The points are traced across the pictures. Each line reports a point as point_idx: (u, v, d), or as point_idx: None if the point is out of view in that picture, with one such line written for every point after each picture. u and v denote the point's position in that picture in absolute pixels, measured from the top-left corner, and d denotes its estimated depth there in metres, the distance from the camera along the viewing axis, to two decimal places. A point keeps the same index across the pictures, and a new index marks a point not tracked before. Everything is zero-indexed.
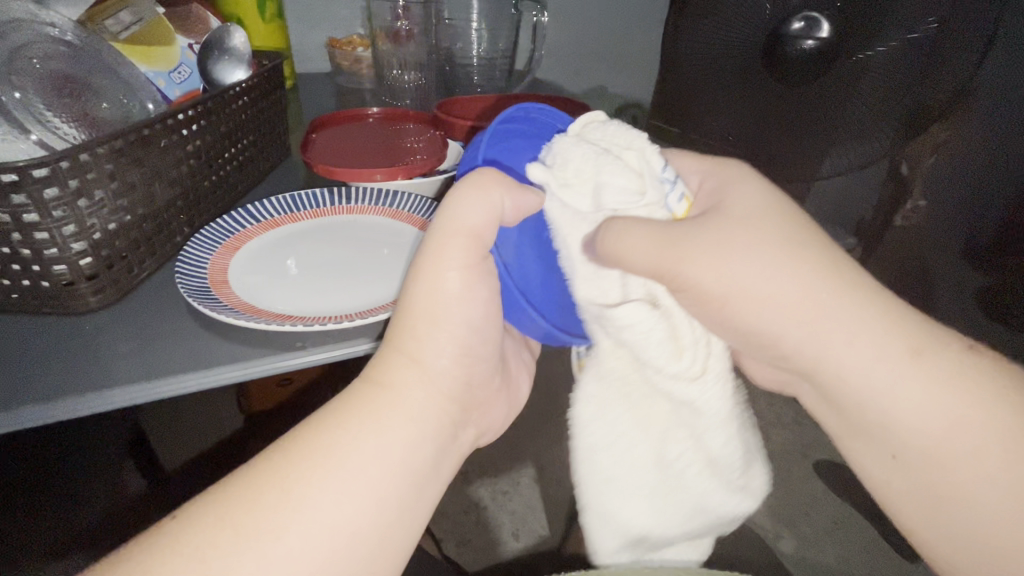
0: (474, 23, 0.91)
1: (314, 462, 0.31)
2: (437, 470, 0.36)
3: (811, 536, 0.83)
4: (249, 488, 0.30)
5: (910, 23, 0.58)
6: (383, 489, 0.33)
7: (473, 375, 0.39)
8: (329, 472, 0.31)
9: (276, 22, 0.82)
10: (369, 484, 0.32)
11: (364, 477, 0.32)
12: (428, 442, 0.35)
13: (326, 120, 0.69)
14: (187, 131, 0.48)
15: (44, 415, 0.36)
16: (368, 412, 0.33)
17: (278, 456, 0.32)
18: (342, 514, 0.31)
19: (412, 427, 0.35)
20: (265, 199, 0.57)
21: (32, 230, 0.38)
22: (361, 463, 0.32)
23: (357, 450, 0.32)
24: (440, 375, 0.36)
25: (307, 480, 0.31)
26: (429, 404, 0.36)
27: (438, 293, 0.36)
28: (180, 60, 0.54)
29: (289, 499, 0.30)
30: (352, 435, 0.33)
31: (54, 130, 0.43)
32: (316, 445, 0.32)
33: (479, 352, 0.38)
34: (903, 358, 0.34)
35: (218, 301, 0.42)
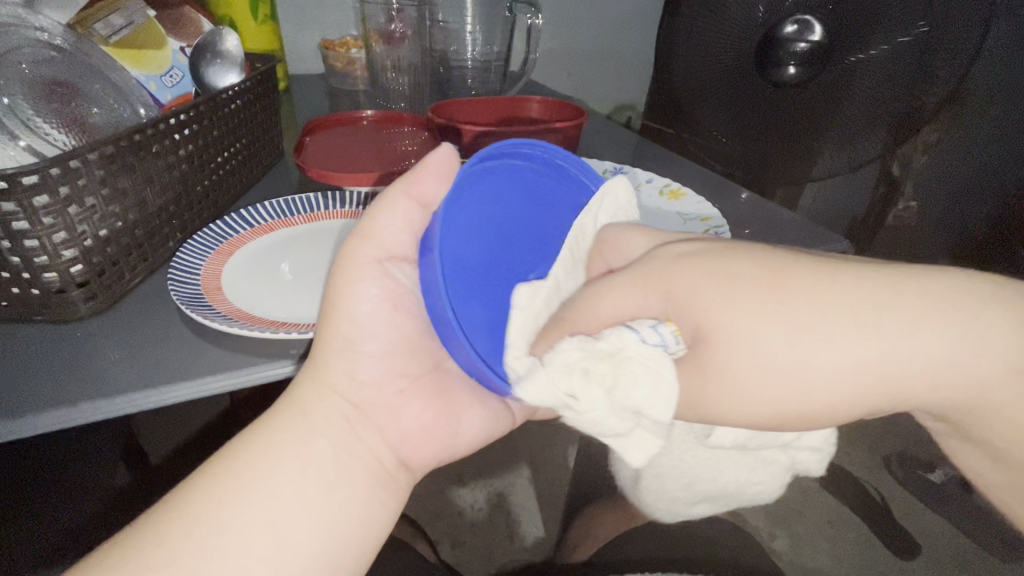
0: (469, 25, 0.91)
1: (222, 471, 0.33)
2: (346, 471, 0.35)
3: (805, 535, 0.83)
4: (171, 504, 0.32)
5: (899, 26, 0.58)
6: (284, 489, 0.33)
7: (368, 374, 0.37)
8: (232, 481, 0.32)
9: (269, 23, 0.81)
10: (269, 487, 0.32)
11: (258, 480, 0.33)
12: (322, 443, 0.34)
13: (320, 123, 0.69)
14: (179, 136, 0.48)
15: (30, 426, 0.35)
16: (272, 420, 0.35)
17: (199, 472, 0.33)
18: (244, 518, 0.31)
19: (302, 431, 0.34)
20: (260, 203, 0.56)
21: (22, 237, 0.37)
22: (256, 470, 0.33)
23: (262, 458, 0.33)
24: (331, 375, 0.36)
25: (215, 493, 0.32)
26: (322, 404, 0.35)
27: (329, 299, 0.36)
28: (172, 64, 0.53)
29: (190, 509, 0.32)
30: (247, 444, 0.34)
31: (44, 136, 0.42)
32: (228, 455, 0.34)
33: (377, 348, 0.37)
34: (1006, 366, 0.28)
35: (210, 308, 0.42)
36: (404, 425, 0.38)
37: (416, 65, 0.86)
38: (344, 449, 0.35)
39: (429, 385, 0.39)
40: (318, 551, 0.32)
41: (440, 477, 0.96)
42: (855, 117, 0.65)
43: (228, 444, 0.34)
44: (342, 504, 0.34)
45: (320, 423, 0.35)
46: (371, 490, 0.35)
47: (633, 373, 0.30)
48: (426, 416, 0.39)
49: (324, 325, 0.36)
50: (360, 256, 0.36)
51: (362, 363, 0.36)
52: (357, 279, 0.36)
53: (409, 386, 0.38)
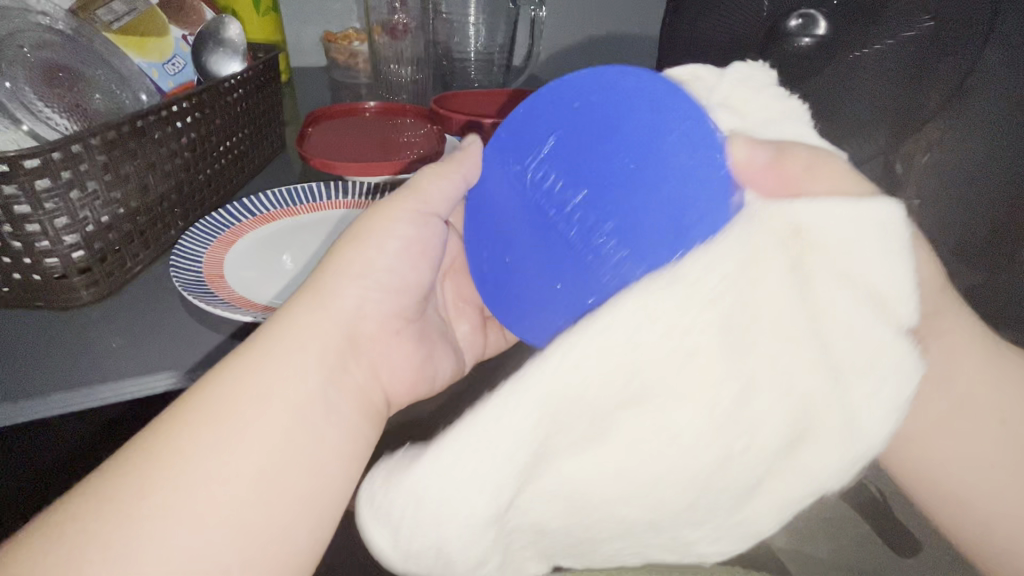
0: (471, 17, 0.90)
1: (207, 410, 0.30)
2: (341, 408, 0.34)
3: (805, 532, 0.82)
4: (145, 449, 0.29)
5: (905, 20, 0.58)
6: (273, 426, 0.31)
7: (371, 308, 0.37)
8: (219, 421, 0.30)
9: (271, 15, 0.81)
10: (261, 428, 0.31)
11: (249, 422, 0.31)
12: (318, 387, 0.33)
13: (321, 114, 0.69)
14: (182, 123, 0.48)
15: (35, 408, 0.35)
16: (267, 354, 0.33)
17: (177, 413, 0.31)
18: (233, 459, 0.30)
19: (299, 368, 0.33)
20: (261, 193, 0.56)
21: (23, 222, 0.37)
22: (243, 408, 0.31)
23: (257, 391, 0.31)
24: (336, 304, 0.35)
25: (198, 434, 0.30)
26: (322, 337, 0.34)
27: (363, 228, 0.38)
28: (174, 51, 0.53)
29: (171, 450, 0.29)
30: (236, 381, 0.32)
31: (46, 120, 0.42)
32: (214, 396, 0.31)
33: (380, 283, 0.37)
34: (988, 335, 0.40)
35: (213, 295, 0.42)
36: (393, 366, 0.38)
37: (418, 57, 0.86)
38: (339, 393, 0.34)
39: (414, 335, 0.40)
40: (310, 494, 0.31)
41: None
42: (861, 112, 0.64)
43: (218, 374, 0.32)
44: (331, 448, 0.33)
45: (312, 355, 0.33)
46: (367, 430, 0.35)
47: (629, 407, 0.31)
48: (406, 357, 0.39)
49: (348, 247, 0.37)
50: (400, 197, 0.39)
51: (359, 298, 0.36)
52: (387, 209, 0.38)
53: (402, 327, 0.39)
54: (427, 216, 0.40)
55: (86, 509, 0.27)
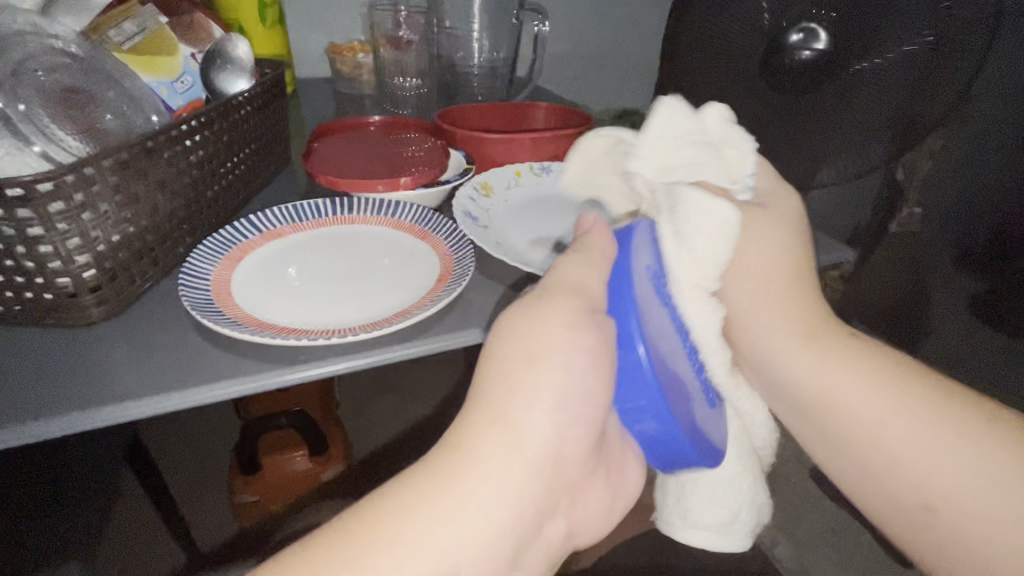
0: (475, 33, 0.91)
1: (389, 543, 0.31)
2: (511, 552, 0.34)
3: (806, 541, 0.82)
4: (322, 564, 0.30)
5: (906, 35, 0.58)
6: (446, 565, 0.32)
7: (570, 449, 0.35)
8: (401, 553, 0.31)
9: (277, 28, 0.82)
10: (437, 568, 0.31)
11: (432, 545, 0.32)
12: (506, 526, 0.33)
13: (326, 129, 0.70)
14: (191, 142, 0.48)
15: (44, 429, 0.36)
16: (446, 486, 0.33)
17: (353, 538, 0.31)
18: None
19: (490, 503, 0.33)
20: (267, 209, 0.57)
21: (37, 243, 0.38)
22: (422, 542, 0.32)
23: (442, 528, 0.32)
24: (529, 443, 0.34)
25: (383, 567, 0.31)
26: (512, 474, 0.33)
27: (534, 341, 0.35)
28: (183, 70, 0.54)
29: (357, 553, 0.31)
30: (413, 517, 0.32)
31: (59, 143, 0.42)
32: (391, 527, 0.32)
33: (581, 414, 0.35)
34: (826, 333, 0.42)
35: (221, 313, 0.43)
36: (585, 502, 0.39)
37: (421, 69, 0.87)
38: (523, 538, 0.34)
39: (596, 467, 0.38)
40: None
41: None
42: (857, 127, 0.65)
43: (397, 501, 0.32)
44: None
45: (501, 495, 0.33)
46: (529, 565, 0.36)
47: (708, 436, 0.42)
48: (598, 493, 0.39)
49: (532, 372, 0.34)
50: (570, 293, 0.35)
51: (551, 436, 0.34)
52: (563, 316, 0.35)
53: (594, 463, 0.38)
54: (609, 320, 0.35)
55: None
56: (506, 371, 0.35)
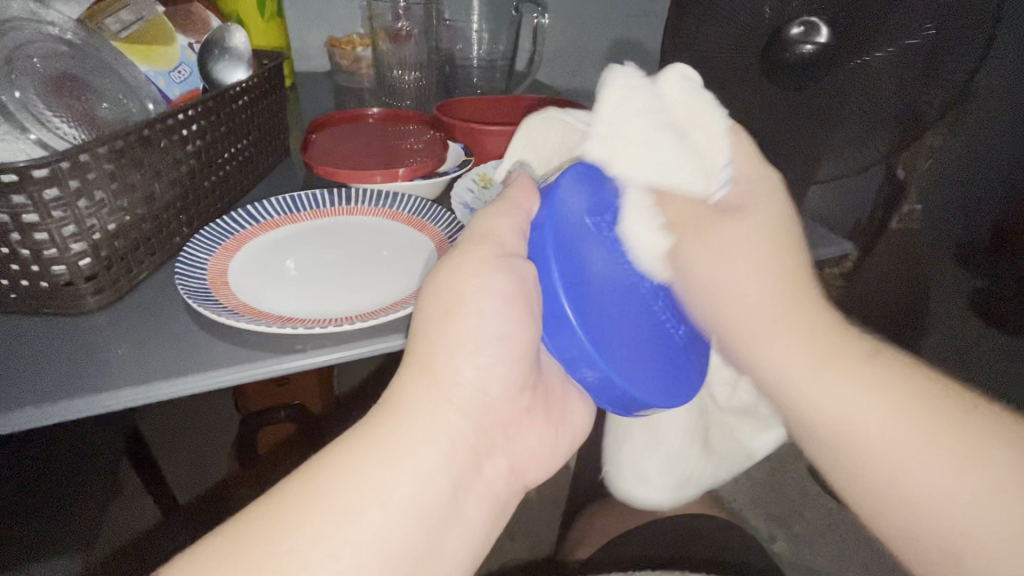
0: (475, 25, 0.91)
1: (321, 510, 0.29)
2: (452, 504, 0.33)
3: (805, 537, 0.81)
4: (244, 543, 0.28)
5: (907, 27, 0.58)
6: (386, 519, 0.30)
7: (495, 386, 0.36)
8: (335, 517, 0.29)
9: (275, 20, 0.82)
10: (376, 522, 0.30)
11: (367, 500, 0.30)
12: (442, 469, 0.33)
13: (325, 121, 0.69)
14: (188, 131, 0.48)
15: (40, 416, 0.36)
16: (374, 443, 0.31)
17: (280, 511, 0.29)
18: (348, 536, 0.29)
19: (424, 446, 0.32)
20: (265, 200, 0.57)
21: (32, 230, 0.38)
22: (362, 506, 0.30)
23: (376, 484, 0.30)
24: (457, 382, 0.34)
25: (314, 533, 0.29)
26: (443, 417, 0.33)
27: (454, 288, 0.35)
28: (180, 60, 0.53)
29: (293, 523, 0.29)
30: (342, 474, 0.30)
31: (54, 129, 0.42)
32: (319, 500, 0.29)
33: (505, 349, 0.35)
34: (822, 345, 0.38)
35: (218, 303, 0.42)
36: (523, 444, 0.39)
37: (421, 62, 0.86)
38: (462, 481, 0.34)
39: (523, 411, 0.39)
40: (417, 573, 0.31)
41: None
42: (859, 119, 0.65)
43: (325, 465, 0.31)
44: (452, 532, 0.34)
45: (432, 441, 0.32)
46: (480, 514, 0.35)
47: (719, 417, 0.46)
48: (531, 432, 0.40)
49: (452, 319, 0.34)
50: (486, 242, 0.36)
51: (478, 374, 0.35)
52: (484, 263, 0.35)
53: (524, 402, 0.39)
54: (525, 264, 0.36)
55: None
56: (430, 315, 0.35)
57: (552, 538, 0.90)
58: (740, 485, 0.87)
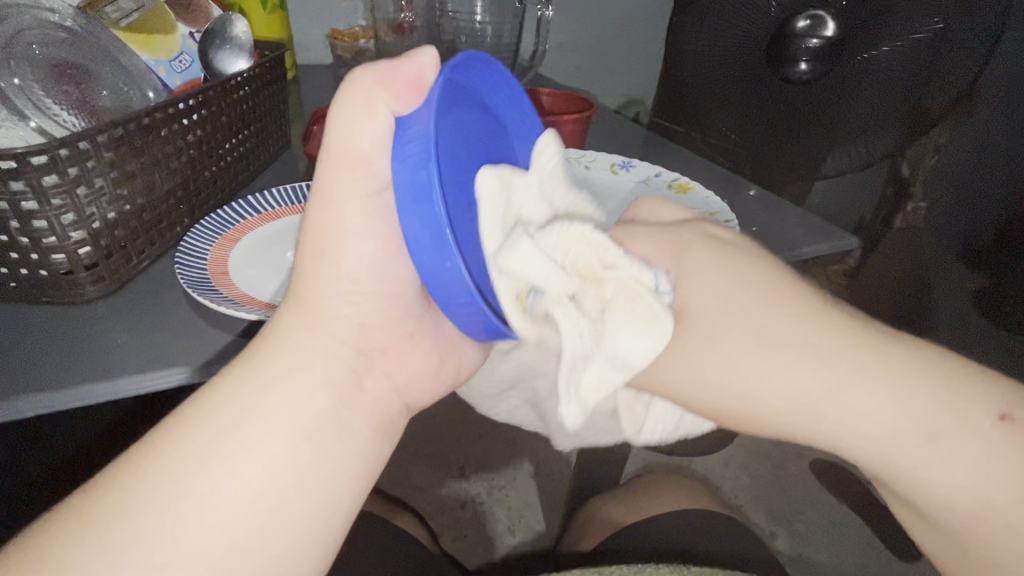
0: (479, 16, 0.90)
1: (192, 444, 0.29)
2: (335, 430, 0.31)
3: (807, 534, 0.79)
4: (129, 473, 0.28)
5: (916, 20, 0.57)
6: (259, 447, 0.29)
7: (374, 321, 0.33)
8: (201, 461, 0.29)
9: (277, 12, 0.81)
10: (252, 446, 0.29)
11: (236, 445, 0.29)
12: (320, 393, 0.31)
13: (328, 112, 0.69)
14: (188, 120, 0.48)
15: (36, 406, 0.35)
16: (259, 380, 0.30)
17: (153, 453, 0.29)
18: (218, 479, 0.28)
19: (297, 376, 0.31)
20: (267, 191, 0.56)
21: (31, 218, 0.38)
22: (231, 433, 0.29)
23: (247, 423, 0.29)
24: (327, 320, 0.32)
25: (181, 470, 0.28)
26: (315, 347, 0.31)
27: (323, 225, 0.31)
28: (181, 49, 0.53)
29: (154, 476, 0.28)
30: (222, 404, 0.30)
31: (53, 117, 0.43)
32: (186, 438, 0.29)
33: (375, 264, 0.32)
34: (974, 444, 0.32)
35: (218, 293, 0.42)
36: (409, 372, 0.35)
37: (424, 55, 0.86)
38: (342, 403, 0.32)
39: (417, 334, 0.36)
40: (299, 523, 0.30)
41: (440, 468, 0.95)
42: (866, 114, 0.64)
43: (196, 406, 0.30)
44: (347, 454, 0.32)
45: (303, 368, 0.31)
46: (373, 436, 0.33)
47: (628, 308, 0.30)
48: (416, 360, 0.36)
49: (323, 263, 0.31)
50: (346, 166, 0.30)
51: (348, 305, 0.32)
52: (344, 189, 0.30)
53: (408, 329, 0.35)
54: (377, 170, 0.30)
55: (71, 533, 0.27)
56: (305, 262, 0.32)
57: (555, 532, 0.89)
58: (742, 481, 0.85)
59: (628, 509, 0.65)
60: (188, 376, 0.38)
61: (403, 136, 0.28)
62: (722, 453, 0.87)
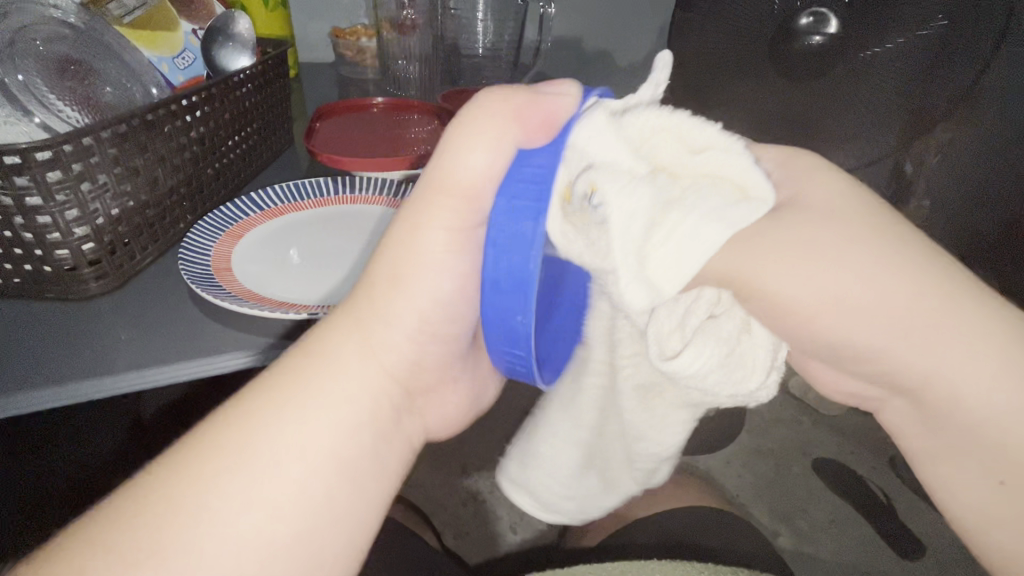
0: (480, 15, 0.91)
1: (240, 457, 0.29)
2: (375, 454, 0.33)
3: (809, 533, 0.79)
4: (167, 481, 0.28)
5: (916, 18, 0.57)
6: (308, 466, 0.30)
7: (427, 358, 0.36)
8: (246, 476, 0.29)
9: (280, 10, 0.82)
10: (302, 463, 0.30)
11: (275, 466, 0.29)
12: (368, 417, 0.33)
13: (330, 109, 0.69)
14: (191, 117, 0.48)
15: (41, 400, 0.36)
16: (316, 393, 0.32)
17: (193, 461, 0.29)
18: (263, 494, 0.29)
19: (351, 397, 0.33)
20: (269, 187, 0.56)
21: (35, 214, 0.38)
22: (280, 451, 0.30)
23: (297, 439, 0.30)
24: (386, 346, 0.34)
25: (224, 483, 0.28)
26: (370, 371, 0.34)
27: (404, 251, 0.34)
28: (184, 46, 0.53)
29: (198, 481, 0.28)
30: (272, 418, 0.30)
31: (58, 113, 0.42)
32: (233, 449, 0.29)
33: (437, 296, 0.35)
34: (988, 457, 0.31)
35: (221, 289, 0.42)
36: (441, 414, 0.39)
37: (426, 53, 0.86)
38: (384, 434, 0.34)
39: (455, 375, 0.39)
40: (329, 549, 0.30)
41: (442, 467, 0.94)
42: (869, 112, 0.64)
43: (244, 414, 0.30)
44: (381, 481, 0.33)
45: (358, 391, 0.33)
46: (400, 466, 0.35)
47: (709, 192, 0.27)
48: (450, 398, 0.40)
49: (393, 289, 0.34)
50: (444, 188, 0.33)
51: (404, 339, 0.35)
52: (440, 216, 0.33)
53: (452, 370, 0.39)
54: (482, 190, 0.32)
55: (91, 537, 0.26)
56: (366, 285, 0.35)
57: (556, 530, 0.89)
58: (744, 479, 0.85)
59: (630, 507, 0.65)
60: (256, 356, 0.40)
61: (517, 173, 0.30)
62: (723, 451, 0.87)
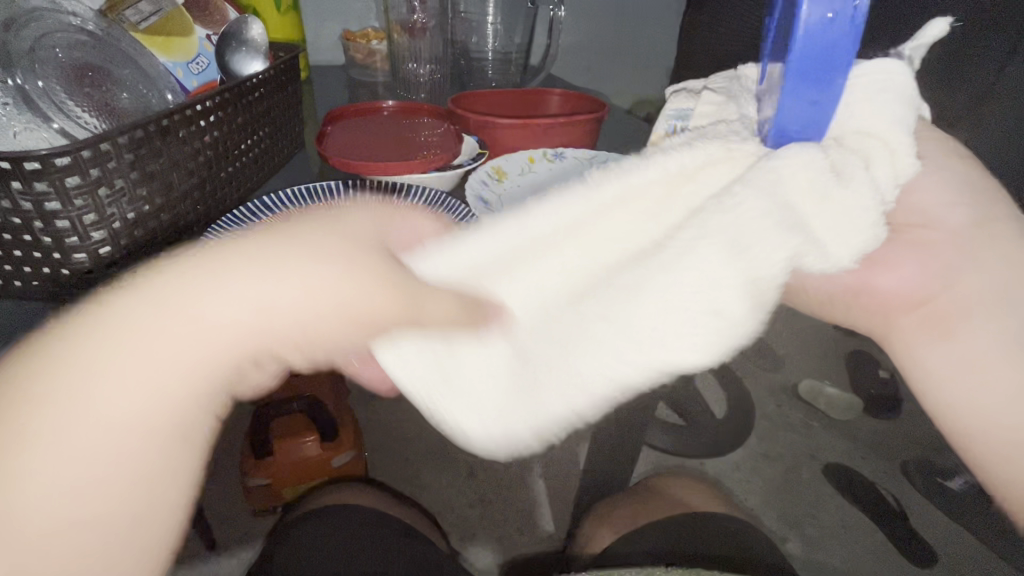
0: (490, 17, 0.91)
1: (71, 390, 0.28)
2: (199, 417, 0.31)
3: (820, 537, 0.79)
4: (31, 403, 0.27)
5: (939, 19, 0.56)
6: (121, 412, 0.29)
7: (283, 344, 0.33)
8: (78, 419, 0.28)
9: (291, 14, 0.82)
10: (114, 407, 0.28)
11: (87, 407, 0.28)
12: (194, 383, 0.30)
13: (341, 113, 0.69)
14: (204, 121, 0.48)
15: None
16: (131, 333, 0.29)
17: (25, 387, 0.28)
18: (86, 443, 0.28)
19: (176, 355, 0.29)
20: (281, 191, 0.57)
21: (53, 219, 0.38)
22: (94, 397, 0.28)
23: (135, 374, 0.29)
24: (208, 319, 0.30)
25: (66, 418, 0.28)
26: (213, 339, 0.30)
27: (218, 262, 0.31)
28: (198, 52, 0.53)
29: (44, 402, 0.28)
30: (93, 346, 0.28)
31: (77, 119, 0.43)
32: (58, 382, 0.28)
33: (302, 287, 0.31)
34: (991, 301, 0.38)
35: None
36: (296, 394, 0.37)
37: (436, 56, 0.86)
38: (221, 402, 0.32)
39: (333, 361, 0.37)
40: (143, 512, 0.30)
41: (450, 469, 0.95)
42: None
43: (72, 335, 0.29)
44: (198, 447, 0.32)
45: (190, 347, 0.30)
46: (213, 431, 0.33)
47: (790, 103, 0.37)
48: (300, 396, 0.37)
49: (243, 272, 0.31)
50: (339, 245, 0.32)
51: (284, 311, 0.31)
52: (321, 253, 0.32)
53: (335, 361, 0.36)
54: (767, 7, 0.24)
55: None
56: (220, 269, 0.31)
57: (564, 533, 0.89)
58: (752, 483, 0.85)
59: (638, 510, 0.65)
60: None
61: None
62: (732, 454, 0.87)
